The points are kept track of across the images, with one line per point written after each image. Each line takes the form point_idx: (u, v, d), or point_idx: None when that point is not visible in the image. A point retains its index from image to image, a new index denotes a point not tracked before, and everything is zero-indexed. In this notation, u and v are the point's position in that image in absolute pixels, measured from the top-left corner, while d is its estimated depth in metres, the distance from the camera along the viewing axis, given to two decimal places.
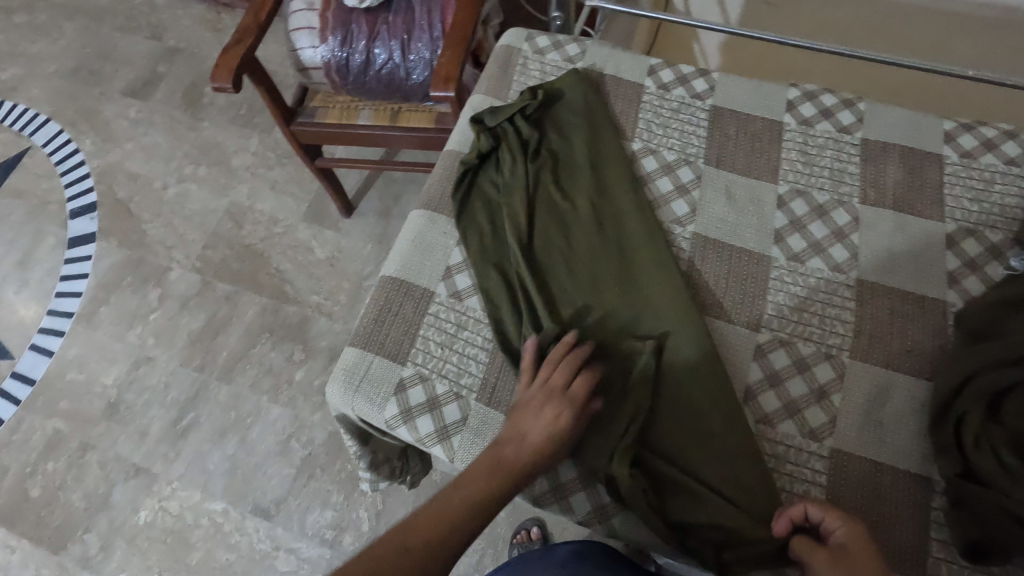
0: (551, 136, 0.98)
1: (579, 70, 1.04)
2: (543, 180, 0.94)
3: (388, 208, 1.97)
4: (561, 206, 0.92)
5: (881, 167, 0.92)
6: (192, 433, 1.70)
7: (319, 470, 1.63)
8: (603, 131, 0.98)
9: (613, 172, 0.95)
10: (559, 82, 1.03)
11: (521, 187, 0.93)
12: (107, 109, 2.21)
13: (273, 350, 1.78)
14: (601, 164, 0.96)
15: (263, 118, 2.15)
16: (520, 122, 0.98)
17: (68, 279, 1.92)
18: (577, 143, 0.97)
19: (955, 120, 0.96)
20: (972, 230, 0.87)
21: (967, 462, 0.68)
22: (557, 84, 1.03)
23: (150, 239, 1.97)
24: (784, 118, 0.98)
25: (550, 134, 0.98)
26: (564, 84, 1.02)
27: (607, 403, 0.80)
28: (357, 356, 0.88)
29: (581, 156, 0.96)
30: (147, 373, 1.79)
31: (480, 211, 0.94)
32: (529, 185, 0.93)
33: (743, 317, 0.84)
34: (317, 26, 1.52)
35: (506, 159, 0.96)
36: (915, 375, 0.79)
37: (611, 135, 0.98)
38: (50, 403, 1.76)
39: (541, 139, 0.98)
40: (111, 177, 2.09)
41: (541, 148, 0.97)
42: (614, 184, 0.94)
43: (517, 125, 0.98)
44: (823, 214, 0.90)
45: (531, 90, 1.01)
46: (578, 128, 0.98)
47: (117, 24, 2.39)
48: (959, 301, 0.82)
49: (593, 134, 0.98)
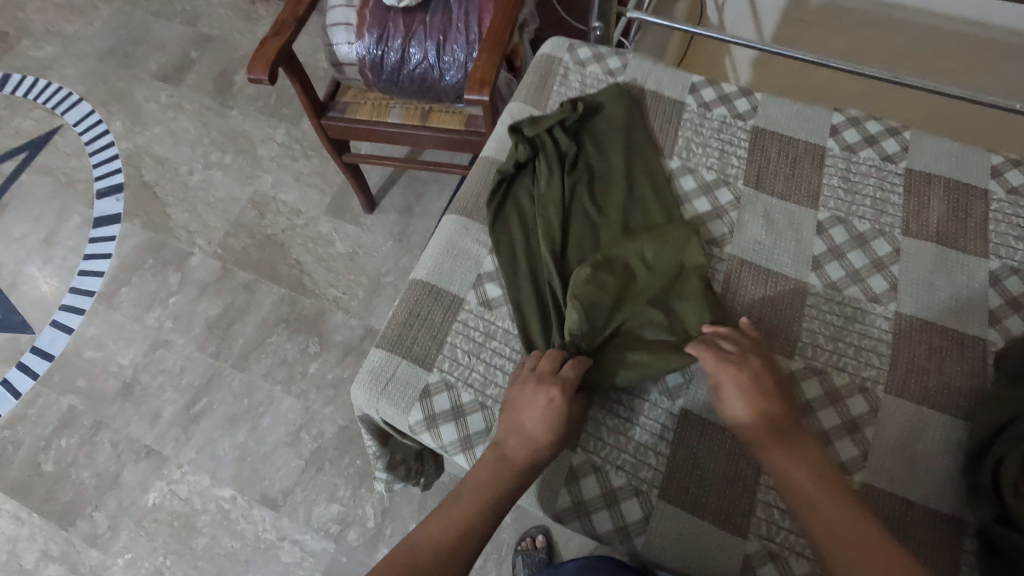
0: (589, 150, 0.97)
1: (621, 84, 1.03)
2: (578, 193, 0.94)
3: (410, 206, 1.98)
4: (596, 220, 0.92)
5: (924, 199, 0.91)
6: (204, 419, 1.71)
7: (327, 464, 1.64)
8: (641, 147, 0.98)
9: (651, 188, 0.94)
10: (599, 96, 1.02)
11: (557, 199, 0.92)
12: (139, 93, 2.23)
13: (288, 341, 1.79)
14: (639, 181, 0.95)
15: (292, 109, 2.16)
16: (559, 133, 0.98)
17: (91, 258, 1.95)
18: (615, 158, 0.96)
19: (1002, 155, 0.94)
20: (1016, 269, 0.85)
21: (1004, 506, 0.67)
22: (598, 98, 1.02)
23: (174, 224, 1.99)
24: (827, 142, 0.97)
25: (588, 148, 0.98)
26: (605, 99, 1.01)
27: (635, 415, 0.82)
28: (384, 358, 0.88)
29: (618, 171, 0.95)
30: (164, 356, 1.80)
31: (514, 221, 0.94)
32: (565, 198, 0.93)
33: (776, 341, 0.83)
34: (354, 22, 1.52)
35: (543, 170, 0.95)
36: (950, 413, 0.77)
37: (650, 153, 0.97)
38: (67, 380, 1.78)
39: (579, 151, 0.97)
40: (138, 160, 2.11)
41: (579, 159, 0.96)
42: (650, 200, 0.93)
43: (556, 136, 0.98)
44: (863, 244, 0.88)
45: (571, 102, 1.00)
46: (617, 143, 0.97)
47: (153, 9, 2.41)
48: (1000, 340, 0.81)
49: (632, 153, 0.97)
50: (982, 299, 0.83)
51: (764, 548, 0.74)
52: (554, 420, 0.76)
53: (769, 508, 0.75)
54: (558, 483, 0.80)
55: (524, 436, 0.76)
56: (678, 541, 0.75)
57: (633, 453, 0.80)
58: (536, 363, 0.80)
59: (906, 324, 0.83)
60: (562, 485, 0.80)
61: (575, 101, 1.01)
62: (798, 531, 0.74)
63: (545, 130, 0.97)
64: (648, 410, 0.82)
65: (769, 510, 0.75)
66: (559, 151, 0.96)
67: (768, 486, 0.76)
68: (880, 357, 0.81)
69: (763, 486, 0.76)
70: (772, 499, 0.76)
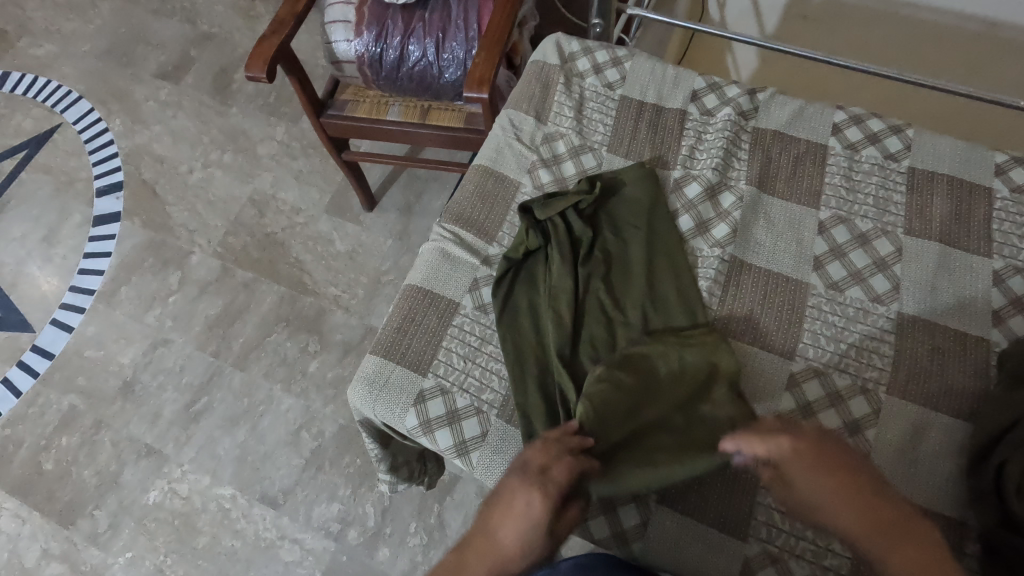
0: (603, 234, 0.91)
1: (644, 164, 0.97)
2: (593, 286, 0.87)
3: (410, 205, 1.97)
4: (611, 315, 0.85)
5: (927, 197, 0.90)
6: (204, 418, 1.71)
7: (328, 463, 1.63)
8: (661, 228, 0.91)
9: (670, 271, 0.88)
10: (615, 173, 0.96)
11: (569, 289, 0.85)
12: (138, 91, 2.23)
13: (288, 341, 1.78)
14: (659, 264, 0.88)
15: (291, 107, 2.15)
16: (573, 217, 0.91)
17: (91, 257, 1.94)
18: (631, 242, 0.90)
19: (1006, 153, 0.93)
20: (1020, 268, 0.84)
21: (1007, 509, 0.66)
22: (619, 176, 0.96)
23: (174, 222, 1.98)
24: (828, 141, 0.96)
25: (604, 232, 0.91)
26: (627, 178, 0.95)
27: None
28: (378, 364, 0.87)
29: (636, 258, 0.89)
30: (164, 355, 1.80)
31: (524, 312, 0.87)
32: (578, 290, 0.86)
33: (778, 346, 0.82)
34: (352, 20, 1.51)
35: (554, 259, 0.88)
36: (952, 414, 0.77)
37: (670, 235, 0.90)
38: (67, 379, 1.78)
39: (592, 232, 0.91)
40: (138, 158, 2.10)
41: (593, 243, 0.90)
42: (669, 289, 0.86)
43: (569, 220, 0.91)
44: (865, 243, 0.87)
45: (589, 181, 0.94)
46: (637, 230, 0.91)
47: (152, 7, 2.40)
48: (1003, 341, 0.80)
49: (653, 238, 0.90)
50: (985, 298, 0.83)
51: (763, 552, 0.73)
52: (538, 534, 0.69)
53: (769, 511, 0.75)
54: None
55: (498, 546, 0.69)
56: (677, 547, 0.75)
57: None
58: (529, 457, 0.72)
59: (907, 327, 0.82)
60: None
61: (593, 179, 0.95)
62: (798, 534, 0.73)
63: (557, 214, 0.91)
64: None
65: (768, 515, 0.75)
66: (570, 233, 0.91)
67: (768, 491, 0.76)
68: (882, 360, 0.80)
69: (762, 490, 0.76)
70: (772, 503, 0.75)
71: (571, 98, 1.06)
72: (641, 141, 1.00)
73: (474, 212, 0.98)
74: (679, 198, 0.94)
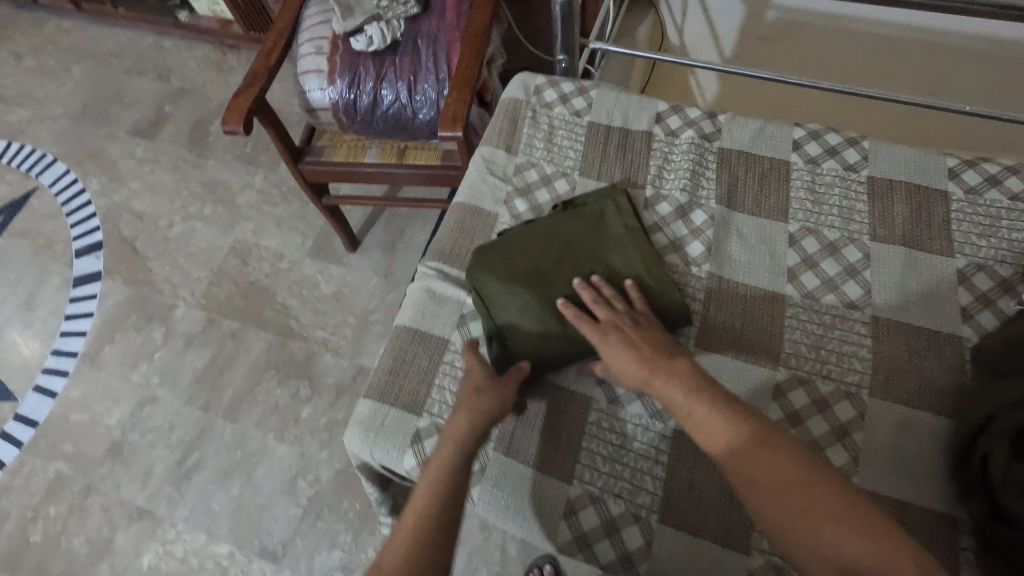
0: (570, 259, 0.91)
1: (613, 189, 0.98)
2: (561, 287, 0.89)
3: (393, 242, 1.99)
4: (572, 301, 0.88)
5: (889, 204, 0.94)
6: (197, 474, 1.68)
7: (327, 509, 1.61)
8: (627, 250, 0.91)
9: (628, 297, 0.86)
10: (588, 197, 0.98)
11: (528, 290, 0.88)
12: (115, 150, 2.24)
13: (279, 388, 1.77)
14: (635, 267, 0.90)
15: (269, 156, 2.18)
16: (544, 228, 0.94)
17: (73, 319, 1.92)
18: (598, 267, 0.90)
19: (957, 157, 0.98)
20: (981, 266, 0.88)
21: (995, 502, 0.68)
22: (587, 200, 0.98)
23: (157, 277, 1.98)
24: (791, 157, 1.00)
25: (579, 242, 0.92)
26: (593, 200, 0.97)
27: (637, 457, 0.81)
28: (373, 407, 0.88)
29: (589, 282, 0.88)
30: (152, 412, 1.77)
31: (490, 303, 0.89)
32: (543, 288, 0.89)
33: (760, 356, 0.85)
34: (325, 69, 1.55)
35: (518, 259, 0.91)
36: (933, 411, 0.79)
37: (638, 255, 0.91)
38: (53, 446, 1.74)
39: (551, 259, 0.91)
40: (117, 216, 2.10)
41: (553, 265, 0.90)
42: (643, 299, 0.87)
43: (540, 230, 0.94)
44: (834, 252, 0.91)
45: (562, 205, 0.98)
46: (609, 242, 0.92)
47: (126, 66, 2.44)
48: (973, 337, 0.83)
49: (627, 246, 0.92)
50: (953, 296, 0.86)
51: (769, 562, 0.74)
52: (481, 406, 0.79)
53: None
54: (557, 517, 0.79)
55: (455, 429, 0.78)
56: (684, 563, 0.75)
57: (630, 478, 0.80)
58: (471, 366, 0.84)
59: (882, 328, 0.85)
60: (561, 519, 0.79)
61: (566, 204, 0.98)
62: None
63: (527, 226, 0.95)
64: (642, 436, 0.82)
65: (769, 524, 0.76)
66: (534, 257, 0.91)
67: None
68: (863, 363, 0.83)
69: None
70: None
71: (540, 130, 1.09)
72: (614, 167, 1.04)
73: (457, 250, 1.00)
74: (654, 220, 0.97)
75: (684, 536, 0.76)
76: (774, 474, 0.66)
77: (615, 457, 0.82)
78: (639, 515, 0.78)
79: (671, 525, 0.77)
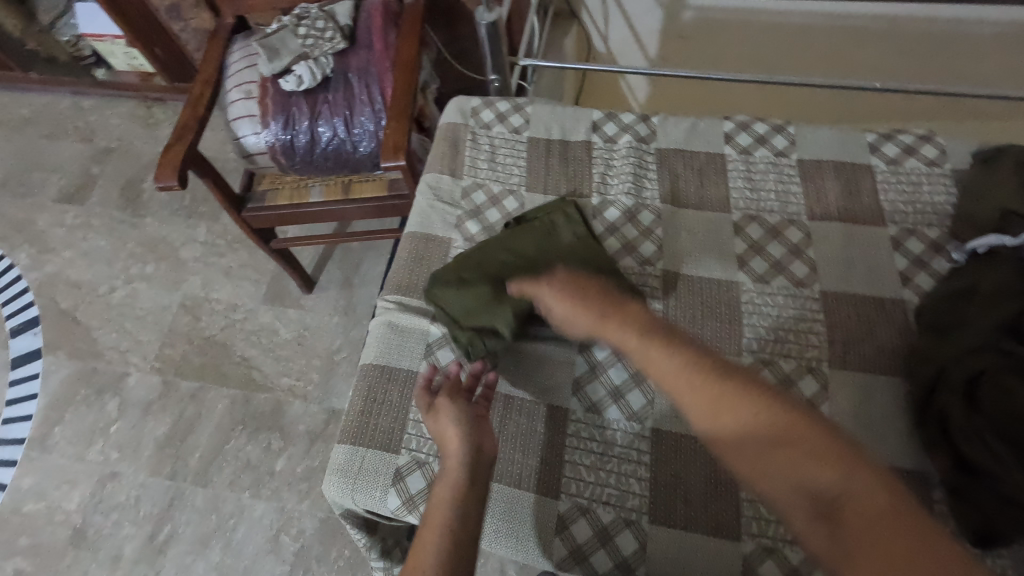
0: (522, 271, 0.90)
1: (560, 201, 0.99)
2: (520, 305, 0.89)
3: (350, 278, 1.96)
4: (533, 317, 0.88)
5: (820, 183, 0.99)
6: (171, 547, 1.59)
7: (315, 562, 1.55)
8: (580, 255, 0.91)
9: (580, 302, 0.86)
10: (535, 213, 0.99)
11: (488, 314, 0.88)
12: (41, 219, 2.13)
13: (249, 443, 1.70)
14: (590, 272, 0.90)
15: (209, 206, 2.12)
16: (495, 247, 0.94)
17: (15, 403, 1.80)
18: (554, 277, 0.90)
19: (875, 131, 1.04)
20: (911, 230, 0.94)
21: (958, 452, 0.72)
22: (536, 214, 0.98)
23: (103, 346, 1.88)
24: (725, 149, 1.05)
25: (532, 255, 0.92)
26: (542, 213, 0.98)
27: (620, 460, 0.82)
28: (349, 452, 0.86)
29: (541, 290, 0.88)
30: (115, 490, 1.67)
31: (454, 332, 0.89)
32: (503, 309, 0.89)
33: (724, 344, 0.87)
34: (257, 113, 1.52)
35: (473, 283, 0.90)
36: (889, 373, 0.83)
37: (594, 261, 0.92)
38: (7, 543, 1.62)
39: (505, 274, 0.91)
40: (51, 289, 2.00)
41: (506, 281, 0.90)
42: None
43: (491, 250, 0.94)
44: (777, 235, 0.95)
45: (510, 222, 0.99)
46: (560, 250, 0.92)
47: (43, 131, 2.33)
48: (914, 298, 0.88)
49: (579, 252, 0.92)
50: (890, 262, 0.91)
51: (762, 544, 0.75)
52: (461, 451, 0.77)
53: (755, 504, 0.78)
54: (551, 535, 0.79)
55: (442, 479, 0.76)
56: (681, 560, 0.76)
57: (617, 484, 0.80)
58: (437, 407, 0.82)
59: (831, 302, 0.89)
60: (555, 535, 0.79)
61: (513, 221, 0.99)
62: None
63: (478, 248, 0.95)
64: (622, 440, 0.83)
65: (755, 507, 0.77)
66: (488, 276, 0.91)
67: None
68: (818, 338, 0.86)
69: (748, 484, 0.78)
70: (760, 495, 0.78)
71: (481, 151, 1.10)
72: (559, 179, 1.06)
73: (413, 280, 0.99)
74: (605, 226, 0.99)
75: (676, 532, 0.77)
76: (735, 422, 0.67)
77: (599, 465, 0.82)
78: (631, 520, 0.79)
79: (662, 523, 0.78)
